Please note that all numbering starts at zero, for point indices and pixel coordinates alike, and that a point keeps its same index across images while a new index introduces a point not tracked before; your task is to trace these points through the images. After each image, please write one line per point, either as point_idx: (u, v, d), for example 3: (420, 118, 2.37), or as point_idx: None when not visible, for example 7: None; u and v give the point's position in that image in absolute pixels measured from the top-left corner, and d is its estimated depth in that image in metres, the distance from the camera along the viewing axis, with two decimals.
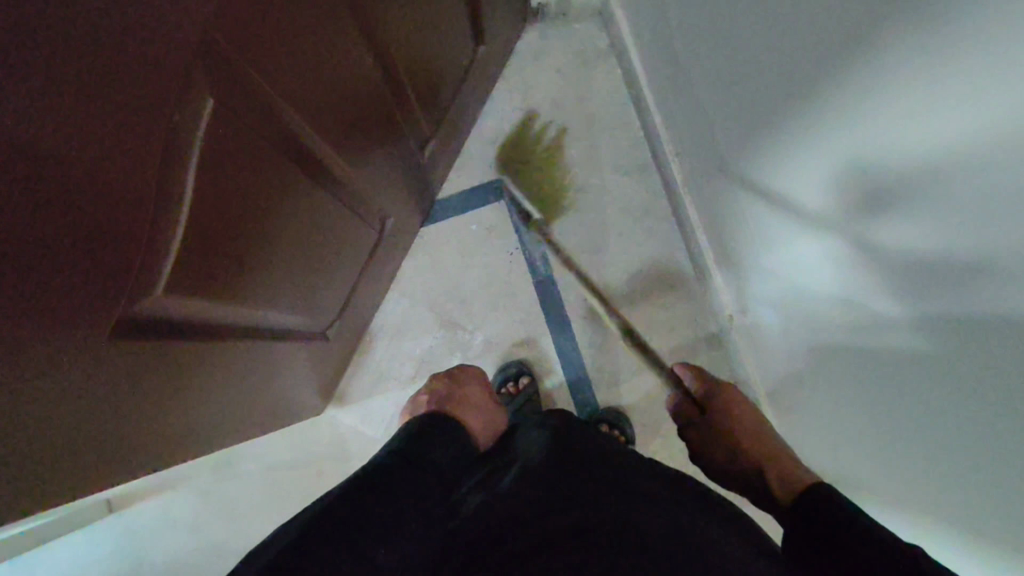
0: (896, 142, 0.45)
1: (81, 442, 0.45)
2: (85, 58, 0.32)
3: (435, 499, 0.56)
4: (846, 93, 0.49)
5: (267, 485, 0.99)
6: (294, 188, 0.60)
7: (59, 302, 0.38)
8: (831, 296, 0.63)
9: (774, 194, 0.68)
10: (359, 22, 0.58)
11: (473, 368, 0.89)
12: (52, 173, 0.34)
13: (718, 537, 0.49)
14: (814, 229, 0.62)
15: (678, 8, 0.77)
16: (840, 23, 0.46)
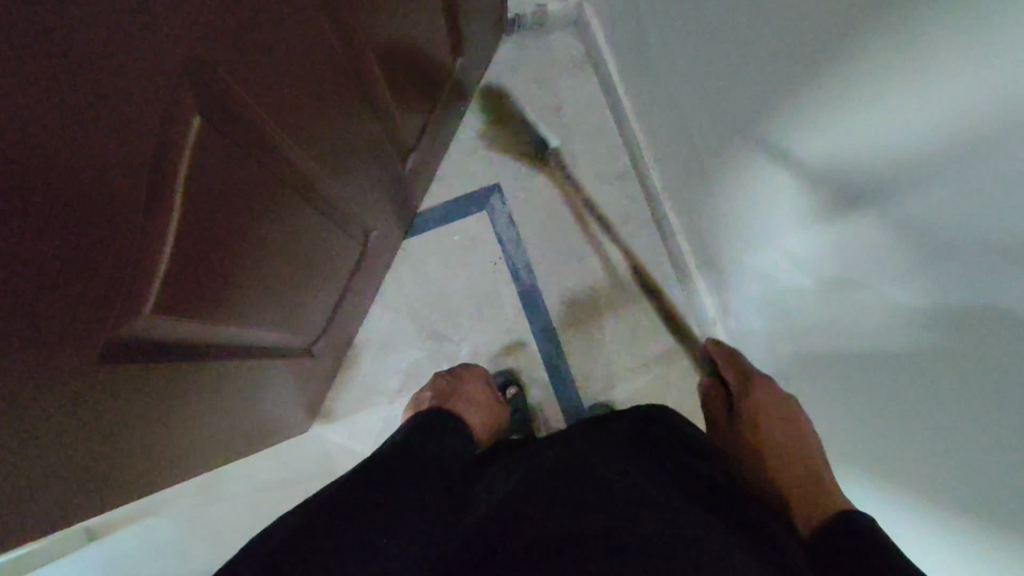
0: (876, 145, 0.46)
1: (73, 466, 0.45)
2: (74, 80, 0.32)
3: (432, 489, 0.60)
4: (823, 98, 0.50)
5: (252, 506, 0.97)
6: (278, 202, 0.60)
7: (46, 325, 0.37)
8: (814, 293, 0.64)
9: (753, 195, 0.70)
10: (339, 34, 0.58)
11: (479, 367, 0.92)
12: (41, 194, 0.33)
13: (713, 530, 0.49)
14: (794, 229, 0.64)
15: (654, 17, 0.78)
16: (817, 31, 0.47)
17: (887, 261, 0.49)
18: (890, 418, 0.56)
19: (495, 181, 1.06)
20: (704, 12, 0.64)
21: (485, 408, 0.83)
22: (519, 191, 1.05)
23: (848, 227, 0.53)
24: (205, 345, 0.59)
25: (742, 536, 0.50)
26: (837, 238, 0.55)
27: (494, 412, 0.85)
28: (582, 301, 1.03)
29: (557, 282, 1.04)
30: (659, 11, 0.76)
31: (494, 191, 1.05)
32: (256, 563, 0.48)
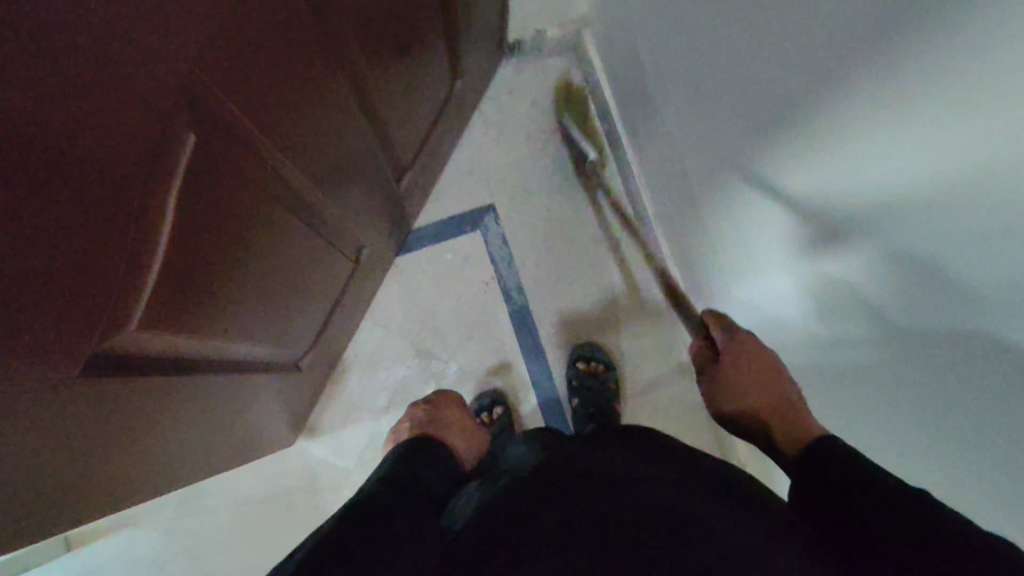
0: (867, 184, 0.46)
1: (48, 475, 0.44)
2: (74, 81, 0.32)
3: (425, 519, 0.61)
4: (816, 133, 0.50)
5: (233, 520, 0.97)
6: (272, 217, 0.60)
7: (27, 330, 0.37)
8: (799, 316, 0.66)
9: (739, 220, 0.71)
10: (336, 51, 0.58)
11: (450, 391, 0.93)
12: (33, 195, 0.33)
13: (715, 505, 0.50)
14: (782, 261, 0.65)
15: (651, 48, 0.79)
16: (813, 71, 0.48)
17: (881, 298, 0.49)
18: (892, 449, 0.56)
19: (490, 202, 1.06)
20: (700, 45, 0.64)
21: (466, 431, 0.84)
22: (513, 213, 1.06)
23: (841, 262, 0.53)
24: (198, 363, 0.59)
25: (728, 495, 0.53)
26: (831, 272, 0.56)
27: (475, 433, 0.86)
28: (572, 323, 1.04)
29: (547, 304, 1.04)
30: (656, 40, 0.77)
31: (488, 211, 1.06)
32: None
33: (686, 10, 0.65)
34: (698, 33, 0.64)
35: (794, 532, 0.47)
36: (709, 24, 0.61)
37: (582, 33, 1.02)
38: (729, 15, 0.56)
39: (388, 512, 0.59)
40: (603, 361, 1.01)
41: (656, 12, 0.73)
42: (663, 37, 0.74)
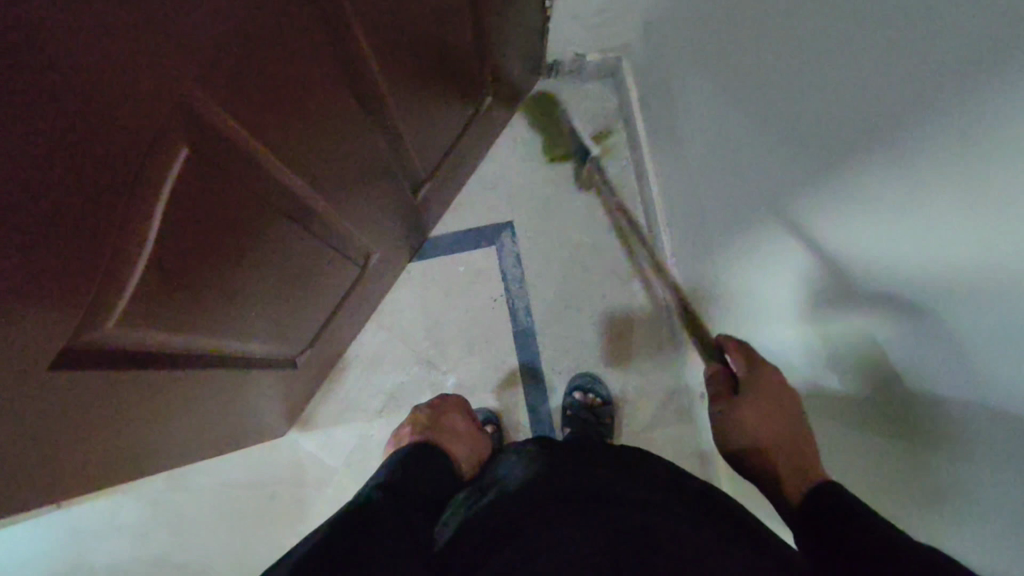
0: (894, 269, 0.44)
1: (25, 461, 0.45)
2: (27, 115, 0.30)
3: (419, 525, 0.59)
4: (849, 202, 0.48)
5: (216, 500, 1.01)
6: (282, 215, 0.61)
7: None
8: (806, 362, 0.64)
9: (757, 259, 0.70)
10: (355, 67, 0.58)
11: (453, 397, 0.93)
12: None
13: (721, 532, 0.50)
14: (791, 325, 0.63)
15: (686, 89, 0.78)
16: (850, 143, 0.46)
17: (889, 386, 0.48)
18: None
19: (509, 220, 1.06)
20: (738, 93, 0.63)
21: (470, 440, 0.83)
22: (529, 233, 1.06)
23: (859, 345, 0.51)
24: (184, 352, 0.60)
25: (706, 524, 0.51)
26: (845, 354, 0.54)
27: (479, 440, 0.85)
28: (575, 351, 1.03)
29: (554, 328, 1.03)
30: (694, 83, 0.75)
31: (506, 228, 1.06)
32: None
33: (727, 57, 0.64)
34: (738, 81, 0.62)
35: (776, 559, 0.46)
36: (750, 74, 0.59)
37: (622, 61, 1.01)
38: (773, 69, 0.55)
39: (391, 512, 0.58)
40: (605, 396, 0.99)
41: (697, 54, 0.72)
42: (701, 80, 0.73)
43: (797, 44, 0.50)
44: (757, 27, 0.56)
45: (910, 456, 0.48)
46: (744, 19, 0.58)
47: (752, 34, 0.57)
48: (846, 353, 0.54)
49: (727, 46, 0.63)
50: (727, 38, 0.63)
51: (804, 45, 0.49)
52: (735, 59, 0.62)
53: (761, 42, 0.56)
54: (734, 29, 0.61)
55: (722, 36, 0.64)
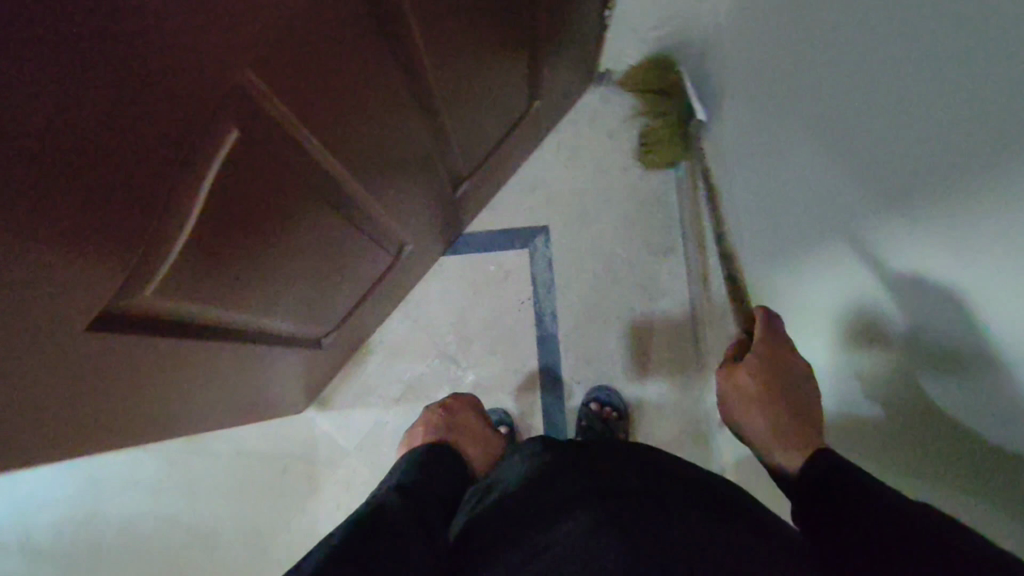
0: (948, 325, 0.43)
1: (56, 414, 0.47)
2: (89, 89, 0.31)
3: (437, 526, 0.59)
4: (890, 250, 0.47)
5: (231, 468, 1.04)
6: (324, 196, 0.62)
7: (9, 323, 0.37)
8: (839, 390, 0.63)
9: (795, 278, 0.68)
10: (409, 60, 0.58)
11: (466, 395, 0.94)
12: (23, 200, 0.32)
13: (722, 516, 0.49)
14: (836, 356, 0.62)
15: (738, 112, 0.77)
16: (896, 188, 0.45)
17: (942, 443, 0.47)
18: None
19: (545, 224, 1.06)
20: (790, 123, 0.62)
21: (482, 440, 0.84)
22: (564, 240, 1.05)
23: (905, 396, 0.50)
24: (214, 323, 0.61)
25: (705, 509, 0.50)
26: (893, 399, 0.53)
27: (493, 443, 0.85)
28: (595, 363, 1.02)
29: (578, 336, 1.03)
30: (748, 106, 0.74)
31: (541, 232, 1.06)
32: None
33: (781, 85, 0.63)
34: (790, 111, 0.61)
35: (788, 553, 0.44)
36: (801, 105, 0.58)
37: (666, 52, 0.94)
38: (823, 102, 0.54)
39: (406, 512, 0.58)
40: (621, 410, 0.98)
41: (752, 79, 0.71)
42: (755, 105, 0.71)
43: (849, 81, 0.48)
44: (811, 59, 0.55)
45: (970, 519, 0.46)
46: (799, 48, 0.57)
47: (806, 65, 0.56)
48: (895, 400, 0.52)
49: (782, 75, 0.62)
50: (782, 66, 0.62)
51: (856, 81, 0.47)
52: (788, 89, 0.61)
53: (813, 74, 0.55)
54: (789, 58, 0.60)
55: (778, 63, 0.63)
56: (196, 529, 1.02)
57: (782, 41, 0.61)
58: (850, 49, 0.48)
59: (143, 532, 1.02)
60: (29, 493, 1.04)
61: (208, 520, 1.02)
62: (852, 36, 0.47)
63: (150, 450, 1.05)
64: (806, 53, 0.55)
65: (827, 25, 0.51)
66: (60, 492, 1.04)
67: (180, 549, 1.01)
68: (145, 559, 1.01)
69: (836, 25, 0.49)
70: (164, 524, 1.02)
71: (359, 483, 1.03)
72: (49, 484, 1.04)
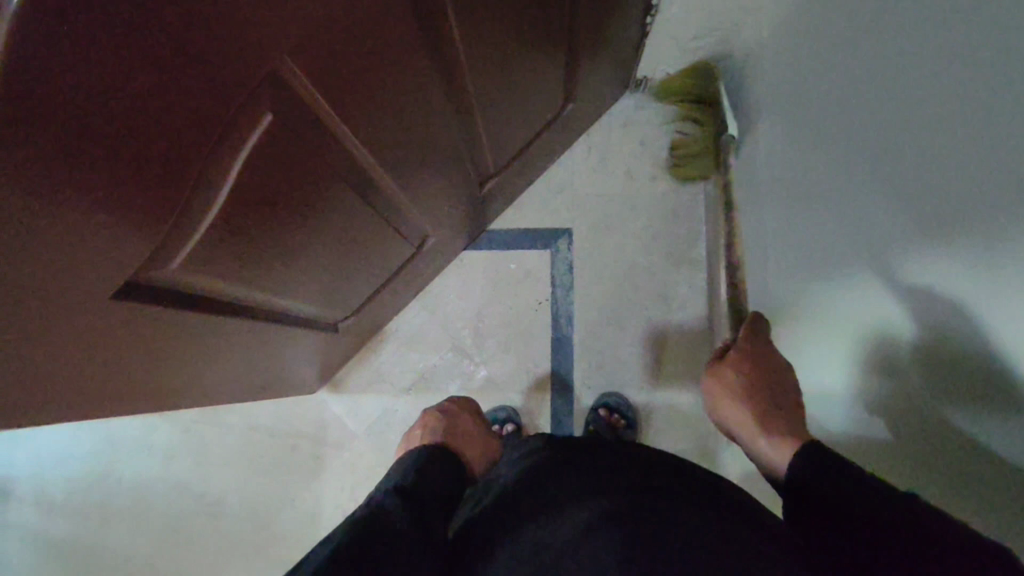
0: (972, 368, 0.42)
1: (71, 372, 0.48)
2: (127, 63, 0.32)
3: (438, 530, 0.60)
4: (918, 283, 0.46)
5: (241, 441, 1.06)
6: (352, 182, 0.62)
7: (29, 284, 0.38)
8: (855, 415, 0.62)
9: (816, 300, 0.67)
10: (445, 55, 0.59)
11: (462, 399, 0.95)
12: (54, 168, 0.33)
13: (714, 518, 0.49)
14: (854, 383, 0.61)
15: (774, 130, 0.76)
16: (929, 222, 0.44)
17: (958, 484, 0.46)
18: None
19: (568, 227, 1.06)
20: (824, 146, 0.61)
21: (482, 441, 0.84)
22: (586, 244, 1.05)
23: (925, 432, 0.50)
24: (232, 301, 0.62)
25: (701, 510, 0.50)
26: (911, 434, 0.52)
27: (491, 444, 0.85)
28: (607, 369, 1.02)
29: (592, 341, 1.03)
30: (783, 126, 0.73)
31: (564, 235, 1.06)
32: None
33: (818, 106, 0.62)
34: (825, 134, 0.60)
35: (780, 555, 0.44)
36: (837, 129, 0.57)
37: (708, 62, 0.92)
38: (858, 128, 0.53)
39: (409, 513, 0.59)
40: (629, 419, 0.98)
41: (791, 97, 0.70)
42: (789, 124, 0.70)
43: (886, 110, 0.48)
44: (850, 83, 0.54)
45: None
46: (839, 71, 0.56)
47: (843, 89, 0.55)
48: (911, 432, 0.52)
49: (819, 97, 0.61)
50: (821, 87, 0.61)
51: (894, 110, 0.47)
52: (824, 111, 0.60)
53: (851, 98, 0.54)
54: (829, 81, 0.59)
55: (816, 84, 0.62)
56: (203, 497, 1.04)
57: (823, 62, 0.61)
58: (890, 76, 0.47)
59: (151, 495, 1.05)
60: (46, 447, 1.07)
61: (215, 489, 1.04)
62: (892, 64, 0.46)
63: (165, 417, 1.07)
64: (845, 76, 0.55)
65: (868, 50, 0.50)
66: (77, 449, 1.07)
67: (186, 515, 1.04)
68: (151, 522, 1.04)
69: (877, 51, 0.49)
70: (172, 490, 1.05)
71: (364, 467, 1.04)
72: (67, 441, 1.07)
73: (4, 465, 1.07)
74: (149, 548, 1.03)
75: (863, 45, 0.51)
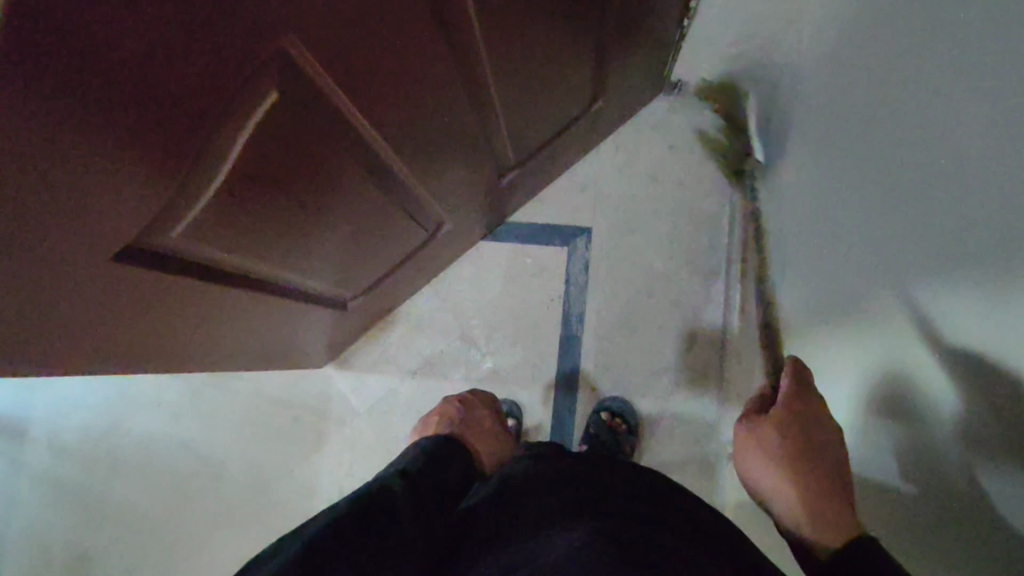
0: (972, 409, 0.40)
1: (80, 329, 0.50)
2: (136, 27, 0.32)
3: (435, 520, 0.60)
4: (939, 324, 0.43)
5: (248, 408, 1.08)
6: (369, 162, 0.62)
7: (23, 250, 0.38)
8: (858, 444, 0.60)
9: (833, 323, 0.65)
10: (471, 38, 0.58)
11: (485, 393, 0.95)
12: (38, 146, 0.33)
13: (702, 553, 0.49)
14: (863, 419, 0.59)
15: (804, 143, 0.74)
16: (949, 254, 0.42)
17: (942, 527, 0.45)
18: None
19: (588, 226, 1.05)
20: (853, 168, 0.58)
21: (495, 437, 0.84)
22: (604, 244, 1.04)
23: (920, 479, 0.48)
24: (243, 272, 0.63)
25: (696, 543, 0.50)
26: (909, 477, 0.50)
27: (504, 442, 0.85)
28: (614, 372, 1.01)
29: (601, 342, 1.02)
30: (817, 143, 0.70)
31: (583, 233, 1.05)
32: (290, 553, 0.49)
33: (846, 123, 0.59)
34: (855, 156, 0.58)
35: None
36: (865, 149, 0.55)
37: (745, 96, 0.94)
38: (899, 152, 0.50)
39: (410, 498, 0.59)
40: (631, 426, 0.97)
41: (822, 114, 0.67)
42: (821, 139, 0.68)
43: (915, 137, 0.45)
44: (880, 102, 0.51)
45: None
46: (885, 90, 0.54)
47: (875, 108, 0.53)
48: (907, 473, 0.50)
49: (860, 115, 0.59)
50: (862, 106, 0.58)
51: None
52: (851, 128, 0.58)
53: (888, 120, 0.51)
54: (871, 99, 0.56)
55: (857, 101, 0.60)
56: (206, 458, 1.07)
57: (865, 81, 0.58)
58: (921, 103, 0.45)
59: (156, 451, 1.07)
60: (62, 394, 1.10)
61: (218, 452, 1.07)
62: (925, 88, 0.44)
63: (177, 377, 1.10)
64: (876, 96, 0.52)
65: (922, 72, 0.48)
66: (89, 400, 1.10)
67: (188, 475, 1.06)
68: (155, 478, 1.06)
69: None
70: (178, 447, 1.07)
71: (363, 445, 1.05)
72: (82, 391, 1.10)
73: (22, 408, 1.10)
74: (151, 505, 1.05)
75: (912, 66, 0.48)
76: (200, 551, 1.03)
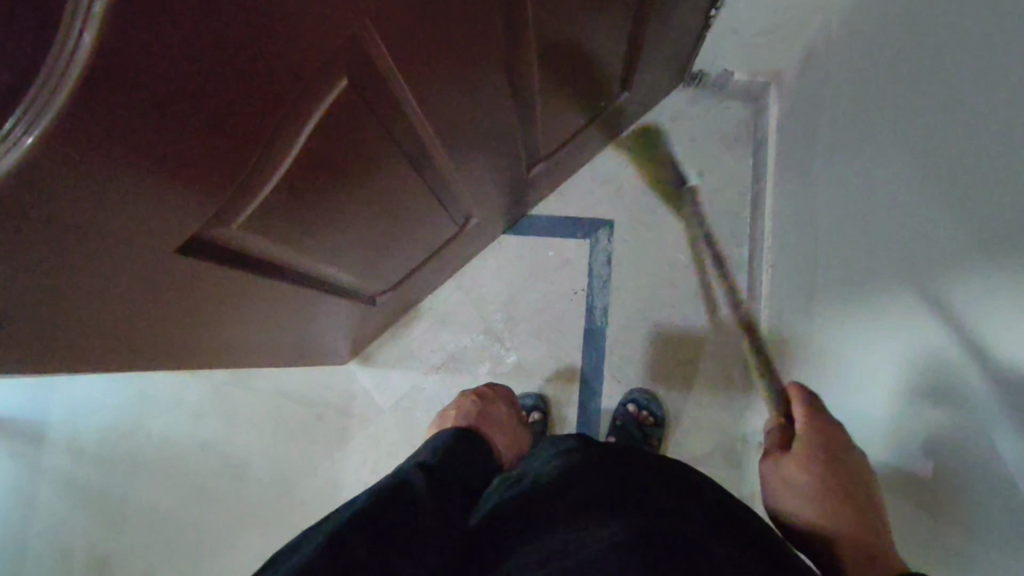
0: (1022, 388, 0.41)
1: (120, 326, 0.50)
2: (225, 20, 0.32)
3: (460, 513, 0.60)
4: (996, 317, 0.43)
5: (270, 406, 1.07)
6: (409, 157, 0.62)
7: (91, 244, 0.39)
8: (892, 428, 0.61)
9: (863, 309, 0.66)
10: (516, 29, 0.58)
11: (501, 386, 0.95)
12: (121, 142, 0.33)
13: (726, 541, 0.49)
14: (900, 405, 0.59)
15: (832, 133, 0.74)
16: (1007, 234, 0.43)
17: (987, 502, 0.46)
18: None
19: (610, 219, 1.05)
20: (895, 157, 0.59)
21: (512, 429, 0.85)
22: (626, 238, 1.04)
23: (964, 456, 0.49)
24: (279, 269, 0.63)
25: (723, 532, 0.50)
26: (948, 456, 0.51)
27: (519, 433, 0.85)
28: (638, 365, 1.01)
29: (624, 334, 1.02)
30: (845, 132, 0.71)
31: (606, 226, 1.05)
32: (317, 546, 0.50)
33: (891, 114, 0.60)
34: (899, 145, 0.58)
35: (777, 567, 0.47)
36: (914, 139, 0.55)
37: (769, 88, 0.96)
38: (941, 137, 0.51)
39: (433, 489, 0.60)
40: (657, 417, 0.97)
41: (857, 104, 0.68)
42: (853, 129, 0.69)
43: (984, 132, 0.45)
44: (937, 95, 0.51)
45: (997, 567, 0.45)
46: (921, 79, 0.54)
47: (928, 98, 0.53)
48: (953, 462, 0.50)
49: (893, 104, 0.60)
50: (898, 94, 0.59)
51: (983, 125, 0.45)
52: (900, 121, 0.58)
53: (931, 107, 0.52)
54: (909, 87, 0.57)
55: (891, 89, 0.60)
56: (227, 456, 1.06)
57: (897, 68, 0.59)
58: (989, 104, 0.44)
59: (176, 450, 1.06)
60: (78, 395, 1.09)
61: (239, 451, 1.06)
62: (994, 87, 0.44)
63: (196, 376, 1.09)
64: (933, 89, 0.52)
65: (959, 59, 0.49)
66: (106, 401, 1.09)
67: (210, 474, 1.05)
68: (176, 478, 1.06)
69: (969, 63, 0.47)
70: (199, 446, 1.07)
71: (387, 442, 1.05)
72: (98, 393, 1.09)
73: (41, 410, 1.09)
74: (172, 505, 1.05)
75: (955, 56, 0.49)
76: (225, 549, 1.02)
